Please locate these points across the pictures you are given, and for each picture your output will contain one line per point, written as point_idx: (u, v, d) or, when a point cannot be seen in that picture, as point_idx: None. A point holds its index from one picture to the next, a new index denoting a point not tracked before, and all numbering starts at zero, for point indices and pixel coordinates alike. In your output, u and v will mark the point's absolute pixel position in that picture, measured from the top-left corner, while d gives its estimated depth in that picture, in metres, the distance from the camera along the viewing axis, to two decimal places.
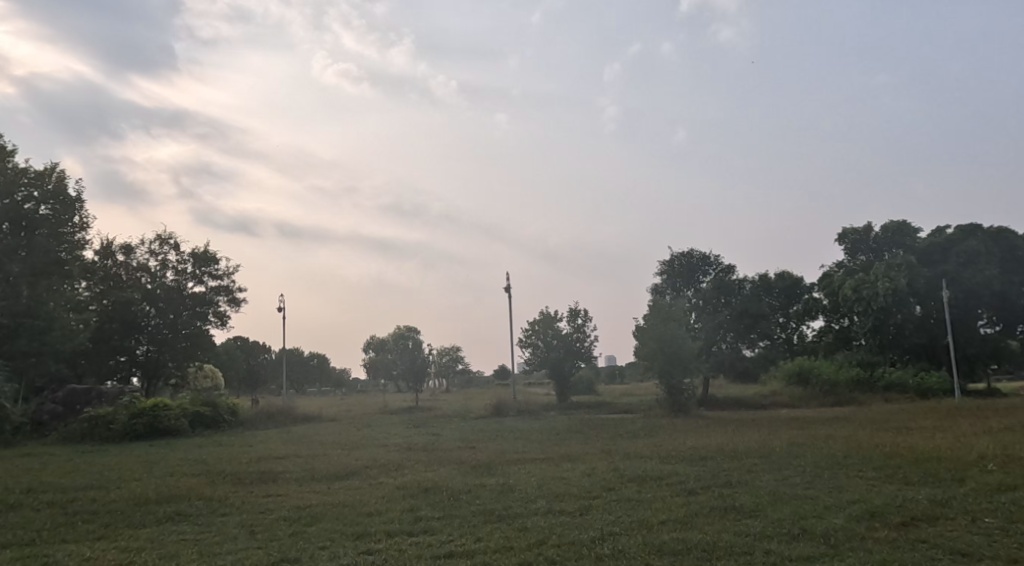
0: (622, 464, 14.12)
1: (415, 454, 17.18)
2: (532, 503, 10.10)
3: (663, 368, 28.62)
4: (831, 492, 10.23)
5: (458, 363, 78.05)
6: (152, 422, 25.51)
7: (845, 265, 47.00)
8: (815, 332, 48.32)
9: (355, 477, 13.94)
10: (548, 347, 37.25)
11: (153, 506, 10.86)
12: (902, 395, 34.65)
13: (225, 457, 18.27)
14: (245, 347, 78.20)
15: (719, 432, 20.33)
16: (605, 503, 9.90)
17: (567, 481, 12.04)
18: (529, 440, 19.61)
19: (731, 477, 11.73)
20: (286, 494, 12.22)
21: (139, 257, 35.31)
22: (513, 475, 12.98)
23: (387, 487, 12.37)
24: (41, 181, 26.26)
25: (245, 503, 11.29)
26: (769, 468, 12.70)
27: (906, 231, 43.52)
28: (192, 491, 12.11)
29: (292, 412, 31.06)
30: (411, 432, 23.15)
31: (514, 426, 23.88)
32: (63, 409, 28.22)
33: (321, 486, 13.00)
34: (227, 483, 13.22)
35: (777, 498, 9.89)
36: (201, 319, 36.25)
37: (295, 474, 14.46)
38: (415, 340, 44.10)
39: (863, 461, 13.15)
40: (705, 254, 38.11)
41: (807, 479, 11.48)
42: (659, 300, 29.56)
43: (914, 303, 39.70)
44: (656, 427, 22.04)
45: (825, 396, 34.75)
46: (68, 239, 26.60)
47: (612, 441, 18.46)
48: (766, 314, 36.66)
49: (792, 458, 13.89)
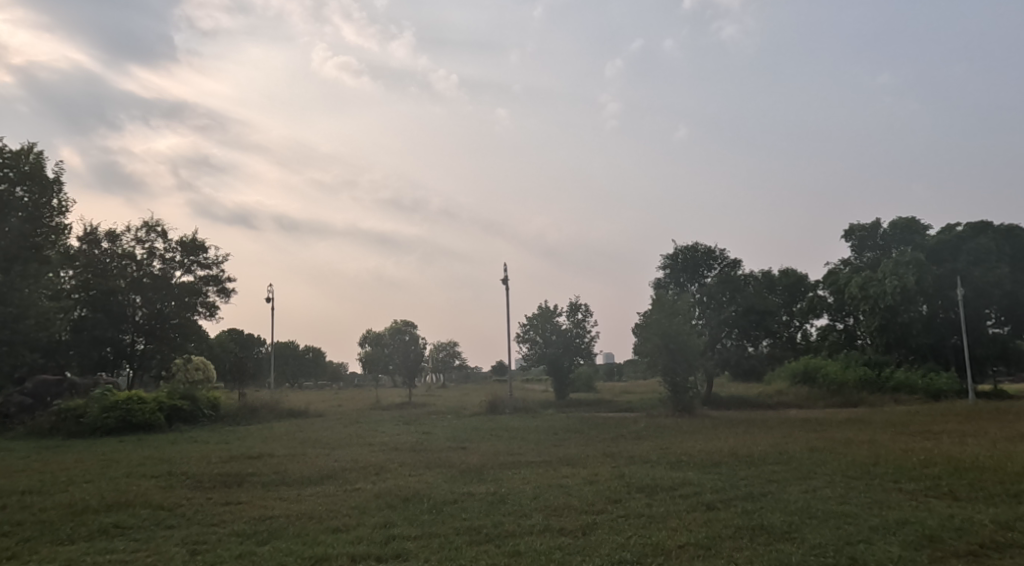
0: (626, 470, 12.72)
1: (403, 455, 15.82)
2: (524, 518, 8.69)
3: (666, 365, 27.27)
4: (874, 509, 8.81)
5: (455, 359, 76.55)
6: (125, 416, 24.14)
7: (852, 262, 45.63)
8: (819, 330, 47.00)
9: (331, 481, 12.51)
10: (548, 342, 35.89)
11: (90, 516, 9.47)
12: (911, 396, 33.25)
13: (198, 456, 16.95)
14: (239, 341, 76.64)
15: (729, 434, 18.93)
16: (611, 522, 8.50)
17: (566, 490, 10.62)
18: (525, 440, 18.24)
19: (755, 489, 10.28)
20: (248, 502, 10.80)
21: (124, 244, 33.77)
22: (505, 483, 11.57)
23: (363, 494, 10.93)
24: (17, 162, 24.97)
25: (198, 513, 9.92)
26: (792, 478, 11.28)
27: (915, 228, 42.05)
28: (140, 497, 10.72)
29: (277, 406, 29.65)
30: (400, 430, 21.77)
31: (510, 424, 22.48)
32: (33, 402, 26.92)
33: (289, 493, 11.56)
34: (186, 488, 11.83)
35: (811, 516, 8.49)
36: (188, 310, 34.77)
37: (266, 477, 13.05)
38: (411, 334, 42.72)
39: (896, 470, 11.71)
40: (710, 248, 37.03)
41: (839, 492, 10.03)
42: (663, 292, 28.10)
43: (922, 303, 38.28)
44: (660, 428, 20.65)
45: (832, 396, 33.37)
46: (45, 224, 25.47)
47: (615, 443, 17.08)
48: (774, 310, 34.92)
49: (815, 466, 12.48)
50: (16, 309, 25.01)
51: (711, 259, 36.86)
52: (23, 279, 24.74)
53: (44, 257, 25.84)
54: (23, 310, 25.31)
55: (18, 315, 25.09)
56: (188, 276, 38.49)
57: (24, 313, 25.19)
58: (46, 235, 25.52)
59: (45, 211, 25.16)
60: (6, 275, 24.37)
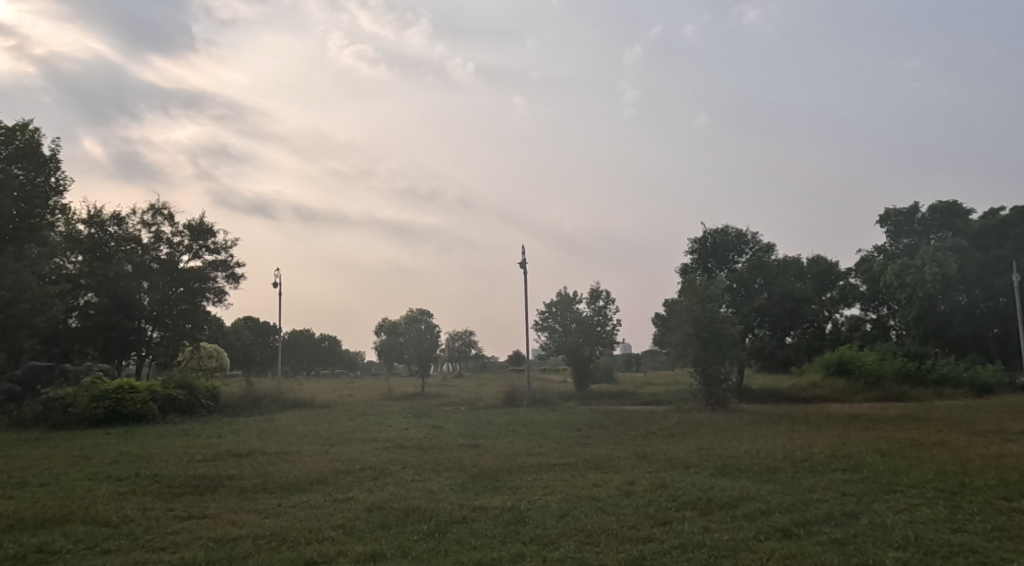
0: (667, 478, 10.74)
1: (406, 454, 13.95)
2: (552, 550, 6.91)
3: (698, 355, 25.21)
4: (1003, 542, 6.80)
5: (472, 348, 74.44)
6: (115, 406, 22.57)
7: (887, 249, 42.96)
8: (848, 320, 44.50)
9: (319, 488, 10.65)
10: (567, 330, 33.93)
11: (9, 537, 7.79)
12: (956, 390, 30.98)
13: (180, 453, 15.25)
14: (253, 328, 75.24)
15: (773, 431, 16.96)
16: (662, 557, 6.65)
17: (599, 505, 8.69)
18: (545, 437, 16.34)
19: (834, 507, 8.27)
20: (215, 515, 8.99)
21: (131, 227, 31.93)
22: (523, 494, 9.61)
23: (352, 508, 9.03)
24: (10, 137, 23.62)
25: (150, 531, 8.18)
26: (874, 491, 9.21)
27: (957, 212, 39.28)
28: (86, 508, 9.00)
29: (281, 396, 27.91)
30: (409, 423, 19.86)
31: (529, 418, 20.61)
32: (21, 390, 25.67)
33: (268, 502, 9.71)
34: (149, 497, 10.06)
35: (925, 553, 6.52)
36: (196, 296, 32.95)
37: (245, 481, 11.25)
38: (427, 321, 40.53)
39: (997, 481, 9.60)
40: (741, 231, 34.97)
41: (946, 511, 7.98)
42: (693, 278, 26.05)
43: (962, 292, 35.82)
44: (693, 424, 18.62)
45: (872, 389, 31.11)
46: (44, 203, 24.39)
47: (647, 443, 15.18)
48: (810, 298, 32.85)
49: (892, 474, 10.41)
50: (8, 291, 22.92)
51: (742, 243, 34.79)
52: (16, 262, 23.32)
53: (40, 239, 24.27)
54: (18, 293, 23.34)
55: (12, 297, 23.10)
56: (196, 261, 36.87)
57: (20, 296, 23.22)
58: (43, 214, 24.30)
59: (44, 190, 24.20)
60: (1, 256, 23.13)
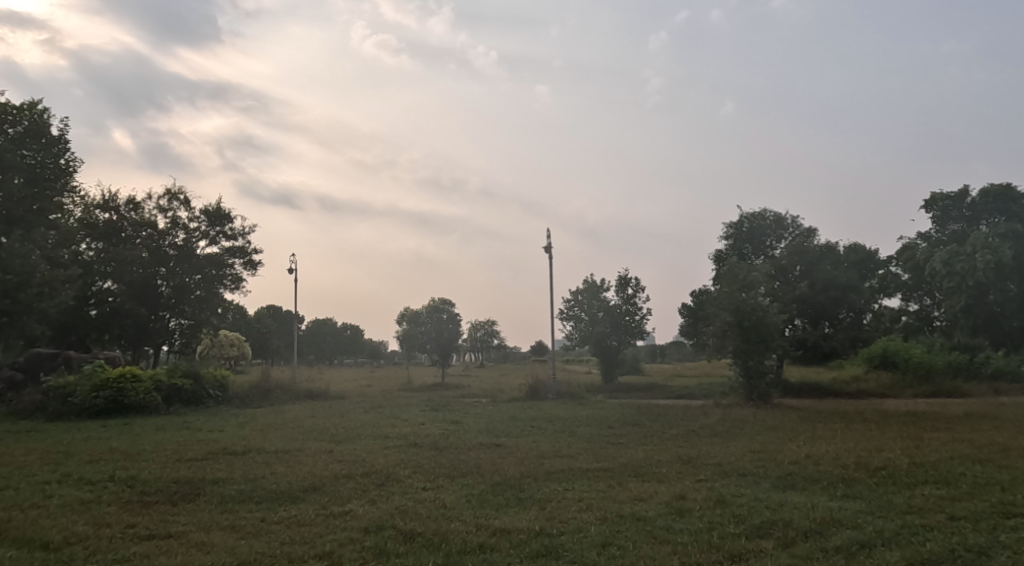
0: (725, 491, 9.02)
1: (417, 455, 12.34)
2: None
3: (739, 346, 23.33)
4: None
5: (494, 338, 72.73)
6: (116, 396, 21.25)
7: (932, 236, 40.53)
8: (889, 311, 42.15)
9: (313, 498, 9.07)
10: (594, 320, 32.14)
11: None
12: (1014, 386, 28.76)
13: (169, 451, 13.76)
14: (273, 316, 74.28)
15: (829, 431, 15.09)
16: None
17: (649, 530, 7.02)
18: (574, 436, 14.63)
19: (954, 539, 6.53)
20: (184, 535, 7.44)
21: (147, 212, 30.42)
22: (553, 512, 7.95)
23: (343, 527, 7.44)
24: (19, 116, 22.27)
25: (97, 557, 6.65)
26: (990, 515, 7.43)
27: (1011, 196, 36.71)
28: (30, 525, 7.47)
29: (294, 387, 26.43)
30: (425, 418, 18.25)
31: (555, 413, 18.95)
32: (23, 379, 24.49)
33: (250, 517, 8.13)
34: (115, 509, 8.50)
35: None
36: (211, 284, 31.57)
37: (230, 488, 9.67)
38: (448, 309, 38.94)
39: None
40: (781, 216, 32.97)
41: None
42: (732, 264, 24.13)
43: (1016, 280, 33.42)
44: (737, 422, 16.79)
45: (922, 383, 28.97)
46: (54, 187, 22.96)
47: (690, 444, 13.40)
48: (855, 286, 30.76)
49: (1000, 491, 8.58)
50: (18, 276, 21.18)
51: (781, 228, 32.80)
52: (24, 243, 21.66)
53: (49, 223, 22.88)
54: (27, 277, 21.24)
55: (22, 281, 21.16)
56: (212, 247, 35.57)
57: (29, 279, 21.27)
58: (54, 198, 22.90)
59: (53, 171, 22.78)
60: (6, 239, 21.47)
